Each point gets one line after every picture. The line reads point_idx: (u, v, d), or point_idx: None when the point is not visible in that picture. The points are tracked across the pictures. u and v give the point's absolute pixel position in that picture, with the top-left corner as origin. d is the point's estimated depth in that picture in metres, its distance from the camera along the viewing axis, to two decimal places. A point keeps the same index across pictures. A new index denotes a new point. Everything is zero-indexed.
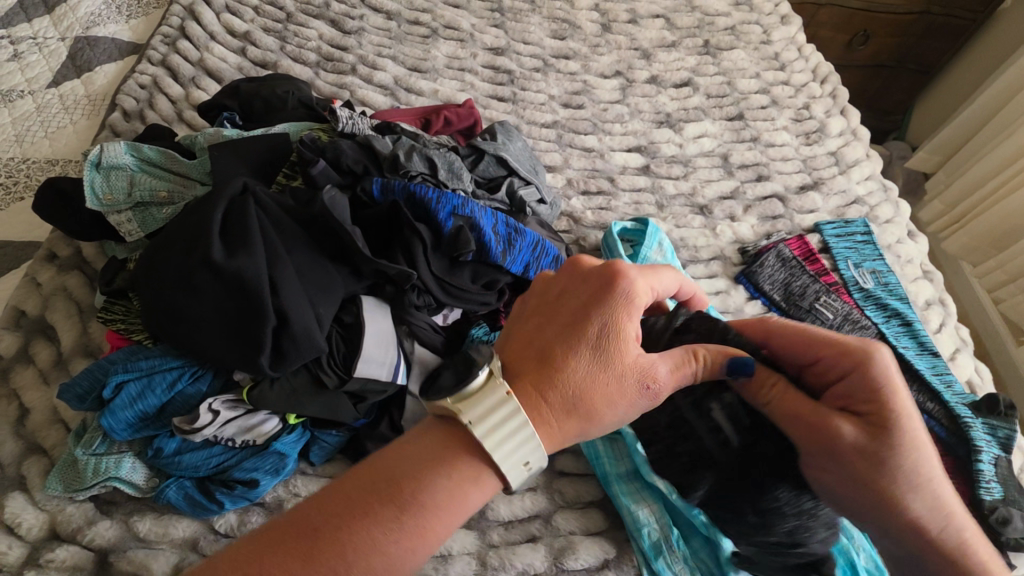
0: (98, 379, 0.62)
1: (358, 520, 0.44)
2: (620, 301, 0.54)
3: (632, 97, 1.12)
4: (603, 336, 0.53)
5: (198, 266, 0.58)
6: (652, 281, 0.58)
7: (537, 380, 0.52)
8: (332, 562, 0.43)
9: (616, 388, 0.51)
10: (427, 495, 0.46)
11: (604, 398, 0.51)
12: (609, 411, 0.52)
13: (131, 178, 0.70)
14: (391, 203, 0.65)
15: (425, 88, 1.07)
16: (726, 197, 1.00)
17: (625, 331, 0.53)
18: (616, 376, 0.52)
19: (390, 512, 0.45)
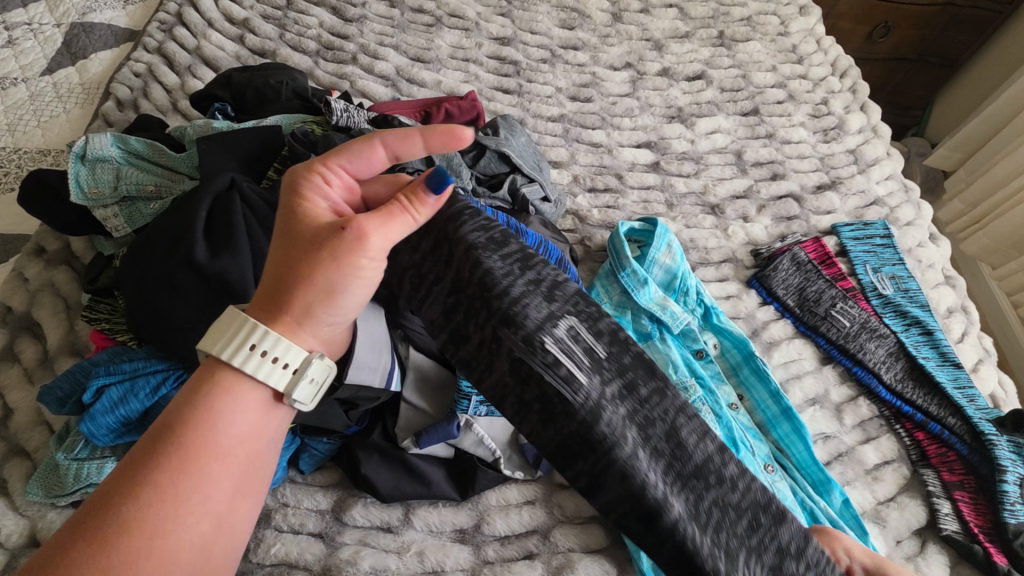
0: (80, 382, 0.59)
1: (145, 478, 0.40)
2: (294, 192, 0.48)
3: (643, 91, 1.08)
4: (289, 217, 0.47)
5: (181, 265, 0.56)
6: (334, 157, 0.49)
7: (264, 278, 0.47)
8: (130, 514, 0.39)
9: (310, 255, 0.45)
10: (194, 430, 0.42)
11: (316, 270, 0.45)
12: (328, 282, 0.45)
13: (117, 171, 0.68)
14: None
15: (428, 79, 1.03)
16: (739, 196, 0.96)
17: (314, 213, 0.47)
18: (317, 248, 0.45)
19: (167, 458, 0.41)
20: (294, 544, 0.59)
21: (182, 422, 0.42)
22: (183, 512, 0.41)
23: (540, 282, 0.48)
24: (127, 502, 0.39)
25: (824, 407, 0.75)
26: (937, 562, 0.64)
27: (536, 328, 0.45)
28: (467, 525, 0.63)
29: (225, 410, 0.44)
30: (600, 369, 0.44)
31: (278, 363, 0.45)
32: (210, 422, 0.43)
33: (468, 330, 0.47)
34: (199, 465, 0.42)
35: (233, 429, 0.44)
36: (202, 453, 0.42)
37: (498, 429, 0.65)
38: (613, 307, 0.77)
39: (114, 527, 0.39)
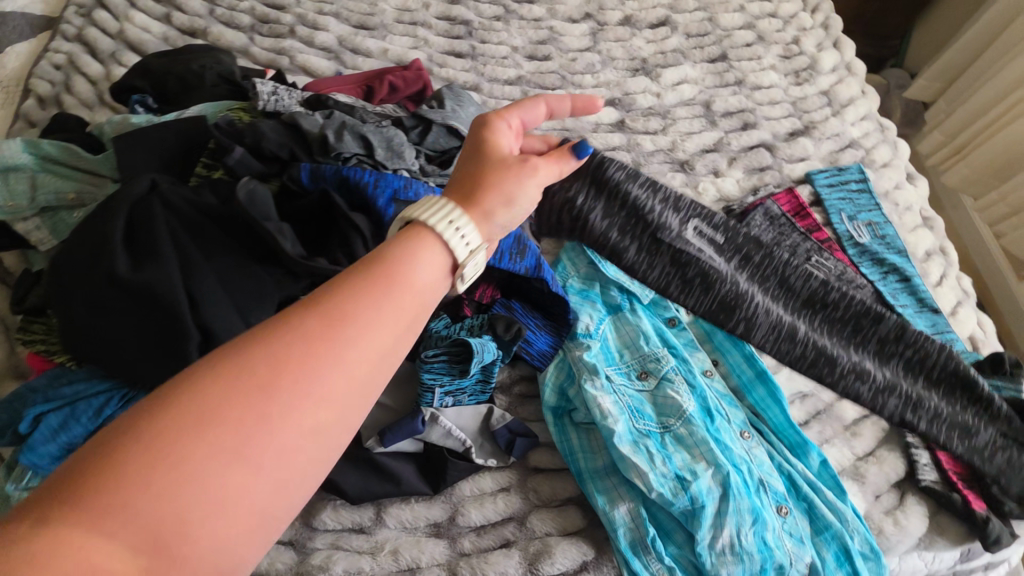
0: (18, 411, 0.56)
1: (341, 283, 0.37)
2: (484, 130, 0.50)
3: (604, 43, 1.02)
4: (473, 150, 0.49)
5: (105, 282, 0.52)
6: (515, 106, 0.53)
7: (455, 184, 0.48)
8: (329, 307, 0.36)
9: (497, 176, 0.47)
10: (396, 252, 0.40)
11: (507, 182, 0.47)
12: (516, 207, 0.47)
13: (33, 179, 0.63)
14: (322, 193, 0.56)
15: (373, 48, 0.96)
16: (709, 150, 0.91)
17: (498, 148, 0.49)
18: (504, 176, 0.48)
19: (370, 265, 0.38)
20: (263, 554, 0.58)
21: (390, 253, 0.40)
22: (375, 332, 0.36)
23: (668, 200, 0.73)
24: (336, 297, 0.36)
25: None
26: (918, 515, 0.63)
27: (679, 229, 0.73)
28: (441, 519, 0.61)
29: (424, 256, 0.41)
30: (724, 250, 0.73)
31: (464, 237, 0.42)
32: (411, 256, 0.40)
33: (625, 243, 0.72)
34: (399, 292, 0.38)
35: (428, 262, 0.41)
36: (404, 273, 0.39)
37: (467, 418, 0.64)
38: (581, 281, 0.74)
39: (319, 317, 0.35)
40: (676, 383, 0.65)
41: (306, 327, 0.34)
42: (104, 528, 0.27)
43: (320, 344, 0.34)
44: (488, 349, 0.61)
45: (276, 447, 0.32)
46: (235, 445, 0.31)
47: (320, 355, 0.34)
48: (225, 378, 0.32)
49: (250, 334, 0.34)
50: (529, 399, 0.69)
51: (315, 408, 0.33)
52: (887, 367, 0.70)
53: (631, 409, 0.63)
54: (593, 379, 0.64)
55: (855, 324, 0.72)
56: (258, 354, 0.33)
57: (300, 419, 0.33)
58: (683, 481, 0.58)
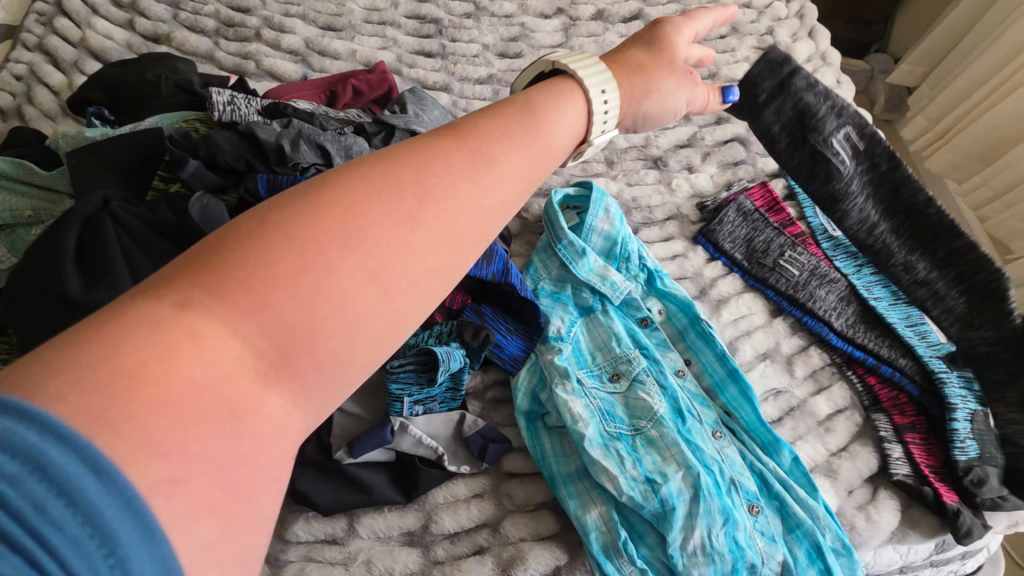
0: None
1: (477, 126, 0.36)
2: (674, 31, 0.52)
3: (576, 39, 1.01)
4: (654, 42, 0.51)
5: (56, 304, 0.50)
6: (688, 17, 0.54)
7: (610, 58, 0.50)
8: (471, 146, 0.35)
9: (647, 64, 0.50)
10: (537, 106, 0.40)
11: (657, 77, 0.50)
12: (654, 104, 0.50)
13: None
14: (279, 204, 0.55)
15: (341, 50, 0.95)
16: (682, 145, 0.91)
17: (671, 48, 0.51)
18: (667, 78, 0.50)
19: (510, 112, 0.38)
20: None
21: (504, 104, 0.39)
22: (500, 183, 0.35)
23: (834, 103, 0.62)
24: (478, 138, 0.36)
25: (775, 361, 0.73)
26: (890, 509, 0.63)
27: (830, 131, 0.62)
28: (415, 527, 0.61)
29: (565, 108, 0.42)
30: (860, 157, 0.64)
31: (608, 107, 0.44)
32: (552, 113, 0.41)
33: (777, 135, 0.62)
34: (537, 141, 0.38)
35: (563, 125, 0.41)
36: (540, 126, 0.39)
37: (439, 425, 0.64)
38: (552, 283, 0.73)
39: (457, 150, 0.34)
40: (647, 385, 0.65)
41: (441, 158, 0.34)
42: (234, 325, 0.27)
43: (467, 181, 0.34)
44: (454, 357, 0.61)
45: (409, 274, 0.31)
46: (370, 264, 0.30)
47: (453, 190, 0.33)
48: (366, 191, 0.31)
49: (392, 153, 0.34)
50: (502, 403, 0.68)
51: (445, 247, 0.32)
52: (941, 287, 0.67)
53: (602, 412, 0.63)
54: (564, 382, 0.64)
55: (928, 247, 0.66)
56: (408, 178, 0.32)
57: (433, 249, 0.32)
58: (653, 484, 0.57)
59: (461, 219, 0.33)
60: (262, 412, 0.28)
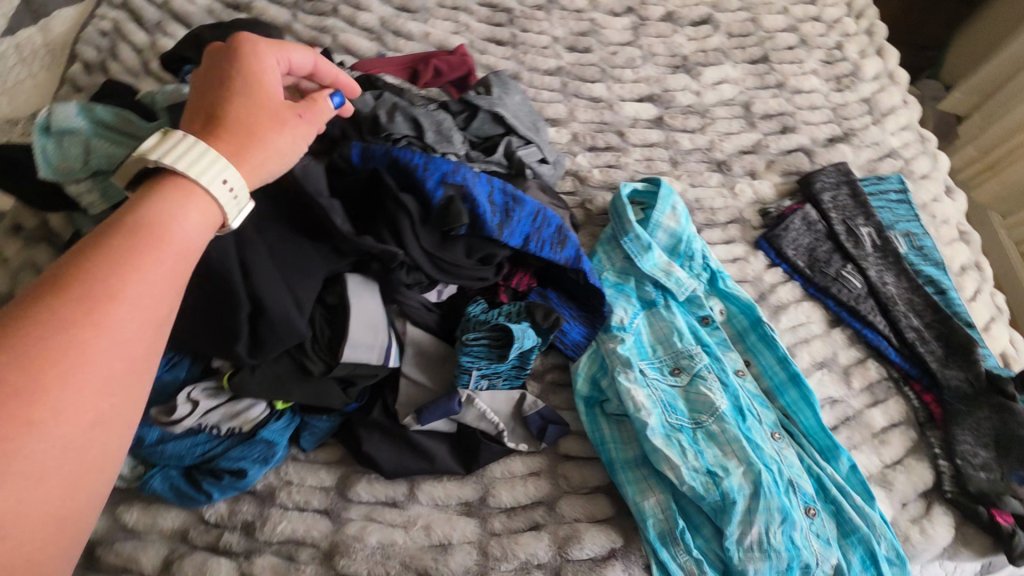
0: None
1: (91, 258, 0.36)
2: (251, 62, 0.50)
3: (645, 38, 1.01)
4: (261, 97, 0.49)
5: None
6: (281, 47, 0.52)
7: (203, 122, 0.47)
8: (80, 290, 0.34)
9: (255, 117, 0.48)
10: (143, 216, 0.39)
11: (265, 134, 0.48)
12: (266, 155, 0.47)
13: (87, 144, 0.63)
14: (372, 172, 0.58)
15: (415, 31, 0.96)
16: (747, 151, 0.91)
17: (248, 89, 0.48)
18: (259, 126, 0.48)
19: (127, 241, 0.37)
20: (300, 522, 0.59)
21: (249, 124, 0.47)
22: (114, 325, 0.34)
23: (860, 208, 0.83)
24: (86, 276, 0.35)
25: (832, 370, 0.73)
26: (943, 524, 0.63)
27: (853, 223, 0.82)
28: (472, 499, 0.62)
29: (191, 212, 0.41)
30: (878, 249, 0.80)
31: (229, 187, 0.43)
32: (171, 225, 0.39)
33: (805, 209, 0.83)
34: (159, 248, 0.38)
35: (183, 224, 0.40)
36: (158, 238, 0.38)
37: (501, 403, 0.65)
38: (616, 275, 0.74)
39: (74, 298, 0.34)
40: (708, 380, 0.66)
41: (64, 305, 0.33)
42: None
43: (85, 330, 0.33)
44: (527, 336, 0.61)
45: (62, 437, 0.31)
46: (31, 435, 0.30)
47: (89, 342, 0.33)
48: (46, 332, 0.32)
49: (24, 308, 0.33)
50: (562, 387, 0.69)
51: (122, 362, 0.34)
52: (921, 354, 0.73)
53: (664, 403, 0.64)
54: (627, 371, 0.65)
55: (914, 322, 0.75)
56: (25, 340, 0.31)
57: (125, 348, 0.35)
58: (714, 477, 0.58)
59: (93, 369, 0.33)
60: (48, 508, 0.31)
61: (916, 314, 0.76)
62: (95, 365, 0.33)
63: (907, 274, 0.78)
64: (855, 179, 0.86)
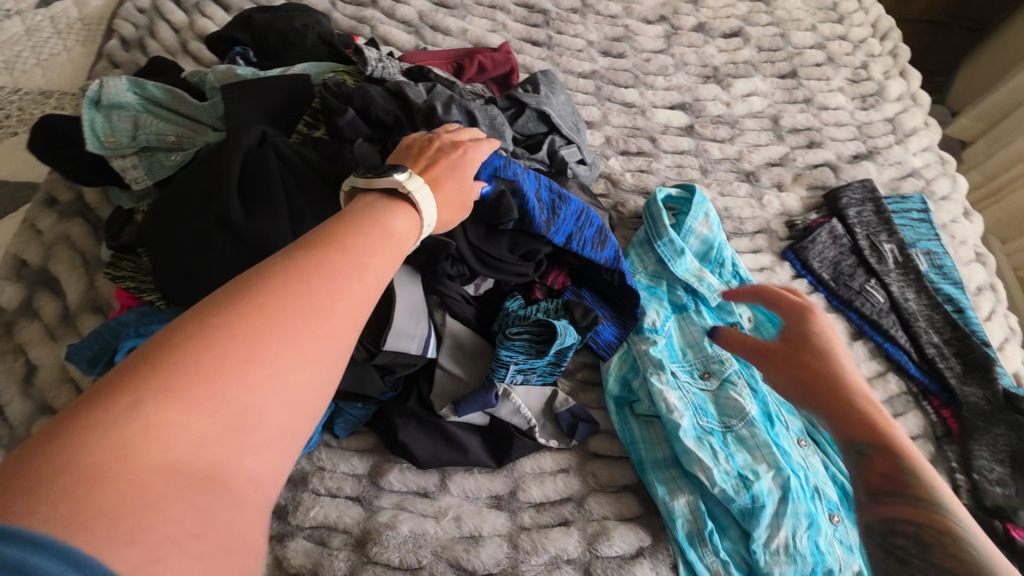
0: (109, 343, 0.58)
1: (335, 229, 0.38)
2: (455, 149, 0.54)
3: (677, 47, 1.03)
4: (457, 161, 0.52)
5: (217, 224, 0.53)
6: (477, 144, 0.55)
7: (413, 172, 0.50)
8: (330, 247, 0.36)
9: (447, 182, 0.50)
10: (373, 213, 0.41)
11: (451, 211, 0.50)
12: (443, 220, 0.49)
13: (136, 119, 0.64)
14: None
15: (453, 27, 0.97)
16: (774, 163, 0.93)
17: (464, 169, 0.53)
18: (453, 200, 0.50)
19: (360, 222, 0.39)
20: (332, 507, 0.59)
21: (452, 197, 0.50)
22: (356, 276, 0.35)
23: (886, 224, 0.85)
24: (335, 238, 0.37)
25: None
26: None
27: (877, 238, 0.84)
28: (502, 492, 0.63)
29: (398, 218, 0.43)
30: (901, 266, 0.82)
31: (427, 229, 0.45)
32: (385, 218, 0.41)
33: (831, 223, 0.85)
34: (384, 239, 0.39)
35: (399, 226, 0.42)
36: (383, 232, 0.40)
37: (533, 398, 0.66)
38: (648, 278, 0.75)
39: (326, 249, 0.35)
40: (738, 385, 0.67)
41: (316, 252, 0.35)
42: (181, 428, 0.26)
43: (337, 273, 0.34)
44: (569, 333, 0.63)
45: (300, 365, 0.31)
46: (286, 348, 0.30)
47: (337, 286, 0.34)
48: (310, 262, 0.34)
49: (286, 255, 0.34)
50: (592, 386, 0.71)
51: (349, 323, 0.34)
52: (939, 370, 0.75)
53: (695, 406, 0.65)
54: (659, 373, 0.66)
55: (934, 338, 0.77)
56: (294, 271, 0.33)
57: (358, 298, 0.35)
58: (745, 480, 0.60)
59: (331, 313, 0.33)
60: (284, 424, 0.30)
61: (937, 331, 0.78)
62: (334, 310, 0.33)
63: (929, 291, 0.80)
64: (880, 196, 0.87)
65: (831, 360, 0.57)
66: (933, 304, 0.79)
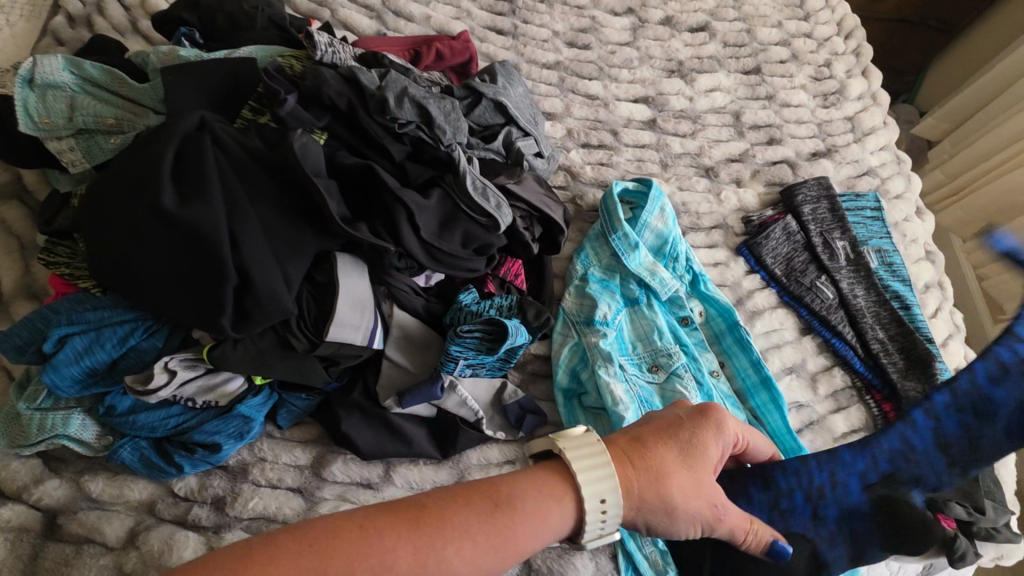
0: (39, 331, 0.56)
1: (461, 515, 0.40)
2: (711, 430, 0.52)
3: (643, 40, 1.02)
4: (686, 448, 0.50)
5: (149, 213, 0.51)
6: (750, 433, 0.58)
7: (625, 438, 0.50)
8: (439, 540, 0.38)
9: (675, 477, 0.48)
10: (524, 497, 0.43)
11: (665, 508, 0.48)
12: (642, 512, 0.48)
13: (72, 100, 0.61)
14: (368, 167, 0.58)
15: (415, 13, 0.95)
16: (733, 160, 0.94)
17: (708, 460, 0.50)
18: (670, 505, 0.48)
19: (490, 512, 0.41)
20: (272, 499, 0.59)
21: (664, 493, 0.47)
22: None
23: (839, 222, 0.86)
24: (449, 531, 0.39)
25: (800, 376, 0.76)
26: None
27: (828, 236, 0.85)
28: (447, 484, 0.63)
29: (550, 516, 0.43)
30: (850, 263, 0.83)
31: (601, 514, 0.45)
32: (527, 511, 0.42)
33: (785, 219, 0.86)
34: (505, 544, 0.40)
35: (538, 524, 0.42)
36: (512, 531, 0.41)
37: (481, 390, 0.66)
38: (602, 271, 0.76)
39: (426, 544, 0.38)
40: (684, 379, 0.69)
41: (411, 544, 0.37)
42: None
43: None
44: (520, 333, 0.63)
45: None
46: None
47: None
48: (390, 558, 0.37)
49: (389, 528, 0.38)
50: (541, 378, 0.71)
51: None
52: (880, 364, 0.76)
53: (641, 399, 0.66)
54: (607, 366, 0.67)
55: (878, 334, 0.78)
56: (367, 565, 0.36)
57: None
58: None
59: None
60: None
61: (880, 325, 0.79)
62: None
63: (877, 288, 0.81)
64: (834, 195, 0.88)
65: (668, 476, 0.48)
66: (877, 299, 0.81)
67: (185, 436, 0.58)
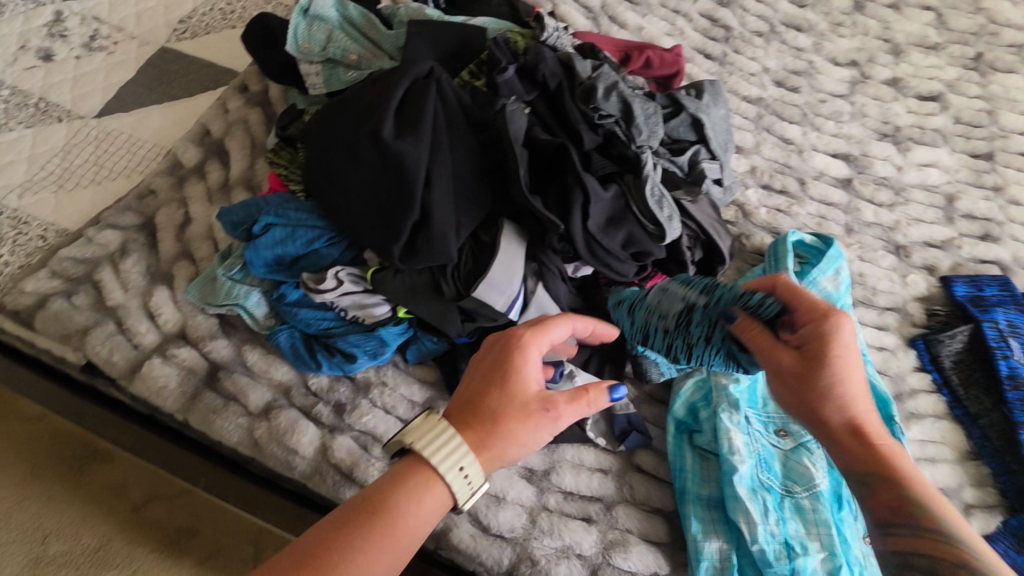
0: (251, 213, 0.66)
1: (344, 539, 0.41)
2: (512, 348, 0.49)
3: (860, 96, 0.95)
4: (502, 372, 0.48)
5: (367, 137, 0.58)
6: (544, 327, 0.51)
7: (460, 405, 0.49)
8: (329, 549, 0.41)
9: (520, 426, 0.47)
10: (386, 497, 0.43)
11: (520, 428, 0.47)
12: (527, 441, 0.47)
13: (330, 33, 0.71)
14: (561, 144, 0.61)
15: (630, 21, 0.97)
16: (932, 245, 0.83)
17: (526, 374, 0.49)
18: (530, 425, 0.47)
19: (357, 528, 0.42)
20: (382, 421, 0.63)
21: (508, 421, 0.47)
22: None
23: None
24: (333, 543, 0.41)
25: (950, 502, 0.66)
26: None
27: None
28: (537, 467, 0.63)
29: (422, 505, 0.44)
30: None
31: (466, 474, 0.45)
32: (399, 502, 0.43)
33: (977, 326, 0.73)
34: (393, 536, 0.42)
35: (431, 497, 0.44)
36: (382, 526, 0.42)
37: None
38: None
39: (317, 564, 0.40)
40: (814, 455, 0.62)
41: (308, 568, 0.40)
42: None
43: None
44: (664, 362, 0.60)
45: None
46: None
47: None
48: None
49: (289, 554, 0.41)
50: (657, 402, 0.68)
51: None
52: None
53: (759, 457, 0.61)
54: (732, 412, 0.62)
55: None
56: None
57: None
58: (789, 550, 0.56)
59: None
60: None
61: None
62: None
63: None
64: None
65: (512, 401, 0.47)
66: None
67: (332, 340, 0.65)
